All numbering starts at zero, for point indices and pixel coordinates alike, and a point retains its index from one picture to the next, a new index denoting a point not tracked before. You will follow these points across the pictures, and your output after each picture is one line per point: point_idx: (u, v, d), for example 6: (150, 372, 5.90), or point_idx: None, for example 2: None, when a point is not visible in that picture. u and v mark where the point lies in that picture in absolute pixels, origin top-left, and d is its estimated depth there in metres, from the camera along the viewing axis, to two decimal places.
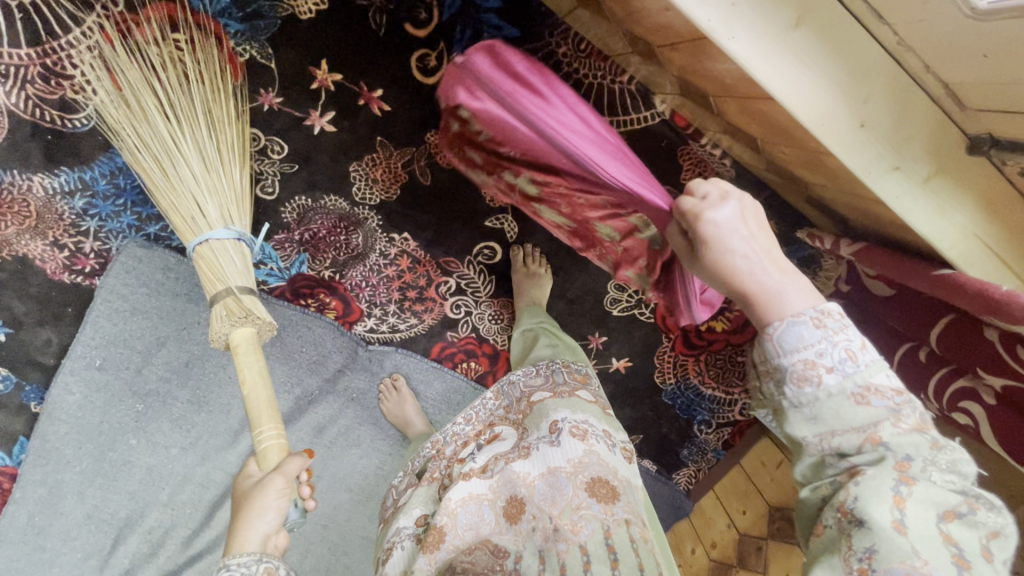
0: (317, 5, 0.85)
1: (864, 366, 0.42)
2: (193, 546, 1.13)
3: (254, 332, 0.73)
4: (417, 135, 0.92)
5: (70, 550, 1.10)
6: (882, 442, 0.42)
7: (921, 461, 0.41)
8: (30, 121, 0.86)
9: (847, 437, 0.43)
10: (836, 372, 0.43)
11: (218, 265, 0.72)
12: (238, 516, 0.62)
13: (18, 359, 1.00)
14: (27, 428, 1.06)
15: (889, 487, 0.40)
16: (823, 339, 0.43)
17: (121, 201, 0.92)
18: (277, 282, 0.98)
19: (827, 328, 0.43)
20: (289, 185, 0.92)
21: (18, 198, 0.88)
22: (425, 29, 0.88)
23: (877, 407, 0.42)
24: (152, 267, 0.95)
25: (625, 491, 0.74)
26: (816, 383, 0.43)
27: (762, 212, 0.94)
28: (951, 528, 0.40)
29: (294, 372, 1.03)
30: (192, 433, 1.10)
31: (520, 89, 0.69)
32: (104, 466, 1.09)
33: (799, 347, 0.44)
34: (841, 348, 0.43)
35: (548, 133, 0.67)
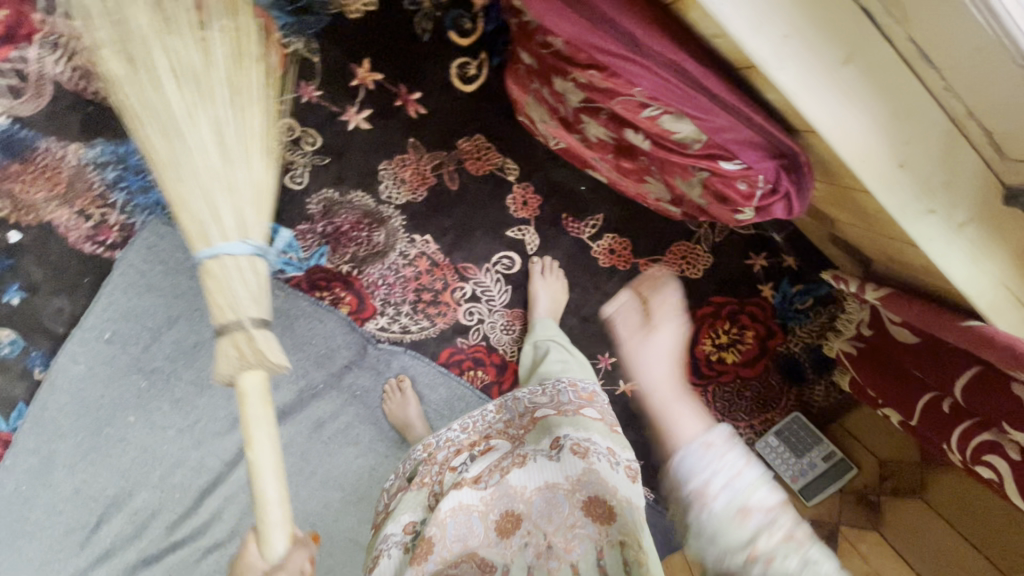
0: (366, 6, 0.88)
1: (744, 485, 0.50)
2: (176, 532, 1.12)
3: (264, 375, 0.68)
4: (450, 140, 0.92)
5: (53, 524, 1.09)
6: (758, 557, 0.47)
7: (778, 553, 0.47)
8: (74, 92, 0.87)
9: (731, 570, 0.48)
10: (724, 493, 0.50)
11: (229, 291, 0.68)
12: None
13: (28, 325, 1.00)
14: (27, 394, 1.06)
15: None
16: (702, 461, 0.52)
17: (151, 176, 0.92)
18: (294, 272, 0.99)
19: (708, 457, 0.53)
20: (317, 178, 0.93)
21: (51, 164, 0.89)
22: (467, 39, 0.91)
23: (752, 523, 0.49)
24: (173, 245, 0.96)
25: (624, 512, 0.72)
26: (706, 503, 0.51)
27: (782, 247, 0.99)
28: None
29: (300, 363, 1.03)
30: (191, 416, 1.09)
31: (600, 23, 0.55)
32: (99, 441, 1.09)
33: (691, 476, 0.52)
34: (723, 473, 0.51)
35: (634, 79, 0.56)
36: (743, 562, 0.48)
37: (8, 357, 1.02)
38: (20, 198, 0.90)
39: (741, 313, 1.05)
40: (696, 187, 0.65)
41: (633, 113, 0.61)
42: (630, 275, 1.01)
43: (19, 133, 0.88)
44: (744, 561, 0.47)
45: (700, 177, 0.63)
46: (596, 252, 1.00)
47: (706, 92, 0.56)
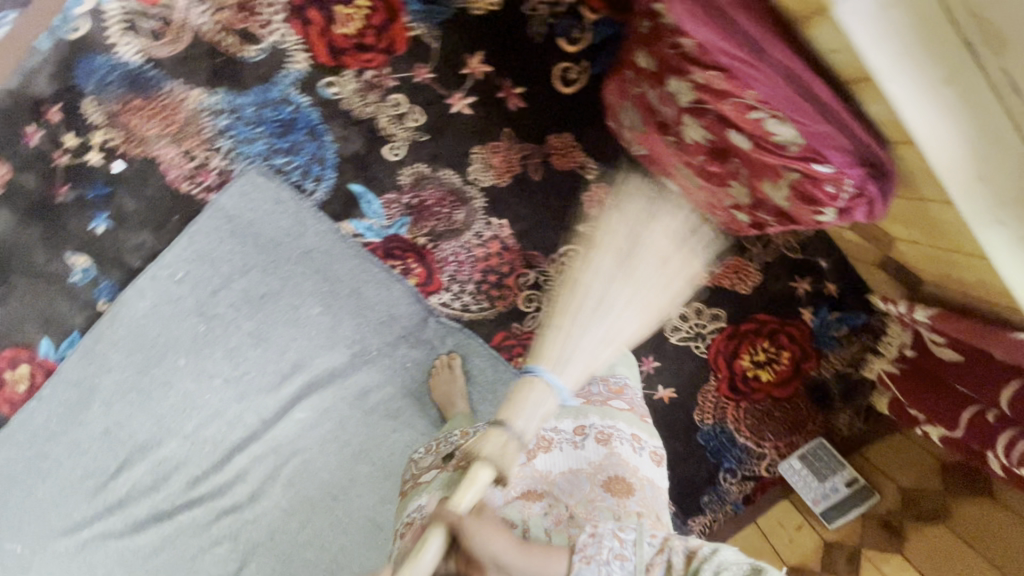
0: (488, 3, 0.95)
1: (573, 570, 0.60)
2: (197, 488, 1.12)
3: (485, 481, 0.63)
4: (542, 134, 0.99)
5: (75, 464, 1.10)
6: None
7: None
8: (210, 42, 0.95)
9: None
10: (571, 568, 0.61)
11: (526, 404, 0.68)
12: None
13: (106, 255, 1.03)
14: (85, 324, 1.07)
15: None
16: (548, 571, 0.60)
17: (260, 129, 0.97)
18: (372, 238, 1.04)
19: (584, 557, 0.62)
20: (413, 152, 1.00)
21: (172, 104, 0.95)
22: (575, 47, 0.95)
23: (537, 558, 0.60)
24: (264, 197, 1.00)
25: (642, 488, 0.77)
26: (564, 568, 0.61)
27: (827, 273, 1.09)
28: None
29: (360, 328, 1.09)
30: (240, 367, 1.10)
31: (728, 36, 0.65)
32: (144, 381, 1.10)
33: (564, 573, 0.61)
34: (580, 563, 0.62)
35: (750, 82, 0.65)
36: None
37: (76, 284, 1.04)
38: (133, 131, 0.96)
39: (780, 334, 1.11)
40: (783, 189, 0.73)
41: (740, 111, 0.68)
42: (683, 284, 1.09)
43: (148, 72, 0.94)
44: None
45: (790, 178, 0.71)
46: None
47: (813, 99, 0.65)
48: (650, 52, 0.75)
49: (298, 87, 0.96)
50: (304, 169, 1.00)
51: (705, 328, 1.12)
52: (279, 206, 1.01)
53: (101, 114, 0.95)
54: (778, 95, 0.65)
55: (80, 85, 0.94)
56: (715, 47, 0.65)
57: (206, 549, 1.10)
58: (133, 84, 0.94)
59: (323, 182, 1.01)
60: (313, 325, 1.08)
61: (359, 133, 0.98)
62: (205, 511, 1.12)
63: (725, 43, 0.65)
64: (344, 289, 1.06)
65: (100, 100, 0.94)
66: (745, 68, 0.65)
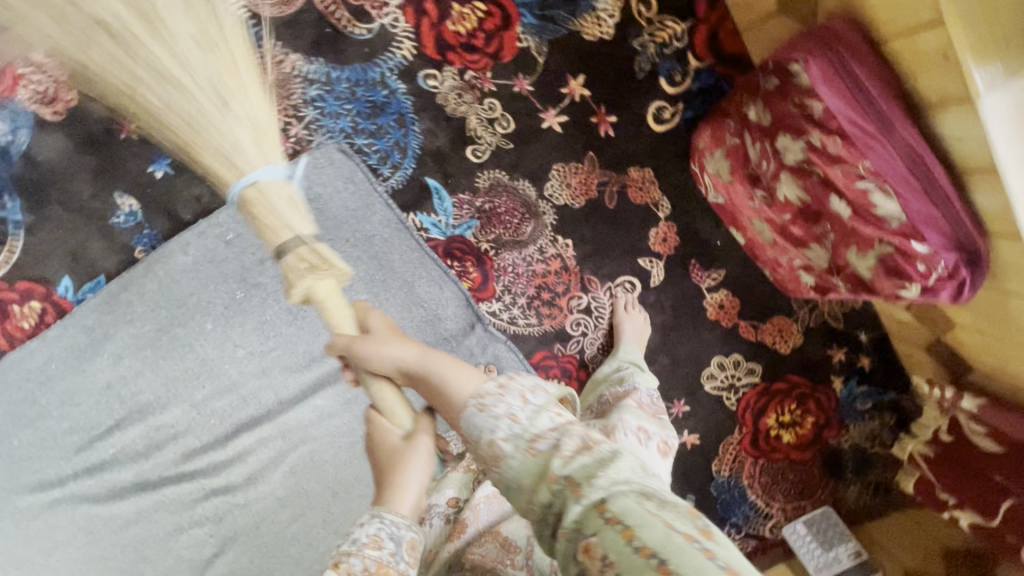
0: (602, 33, 0.96)
1: (524, 415, 0.49)
2: (190, 463, 1.05)
3: (332, 281, 0.79)
4: (623, 165, 1.01)
5: (63, 416, 1.02)
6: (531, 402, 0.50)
7: (533, 417, 0.49)
8: (321, 12, 0.94)
9: (541, 420, 0.49)
10: (508, 430, 0.48)
11: (270, 207, 0.78)
12: (391, 471, 0.56)
13: (158, 201, 0.98)
14: (116, 268, 1.01)
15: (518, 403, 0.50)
16: (500, 398, 0.50)
17: (349, 107, 0.96)
18: (436, 235, 1.02)
19: (500, 394, 0.50)
20: (496, 158, 1.00)
21: (267, 64, 0.93)
22: (675, 88, 0.98)
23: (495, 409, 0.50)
24: (337, 172, 0.96)
25: None
26: (507, 416, 0.49)
27: (864, 347, 1.13)
28: (524, 432, 0.49)
29: (401, 323, 0.99)
30: (268, 342, 1.05)
31: (857, 106, 0.69)
32: (161, 340, 1.03)
33: (478, 425, 0.49)
34: (506, 407, 0.50)
35: (871, 151, 0.69)
36: (535, 427, 0.49)
37: (118, 224, 0.99)
38: None
39: (807, 398, 1.14)
40: (867, 259, 0.75)
41: (849, 178, 0.71)
42: (729, 334, 1.11)
43: None
44: (543, 418, 0.49)
45: (880, 250, 0.73)
46: (707, 303, 1.09)
47: (926, 179, 0.68)
48: (767, 108, 0.78)
49: (398, 72, 0.95)
50: (384, 155, 0.98)
51: (740, 381, 1.12)
52: (350, 184, 0.97)
53: None
54: (892, 169, 0.69)
55: None
56: (843, 113, 0.69)
57: (189, 528, 1.04)
58: None
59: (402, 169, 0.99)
60: None
61: (447, 128, 0.98)
62: (193, 489, 1.05)
63: (853, 111, 0.69)
64: (396, 280, 1.01)
65: None
66: (869, 138, 0.69)
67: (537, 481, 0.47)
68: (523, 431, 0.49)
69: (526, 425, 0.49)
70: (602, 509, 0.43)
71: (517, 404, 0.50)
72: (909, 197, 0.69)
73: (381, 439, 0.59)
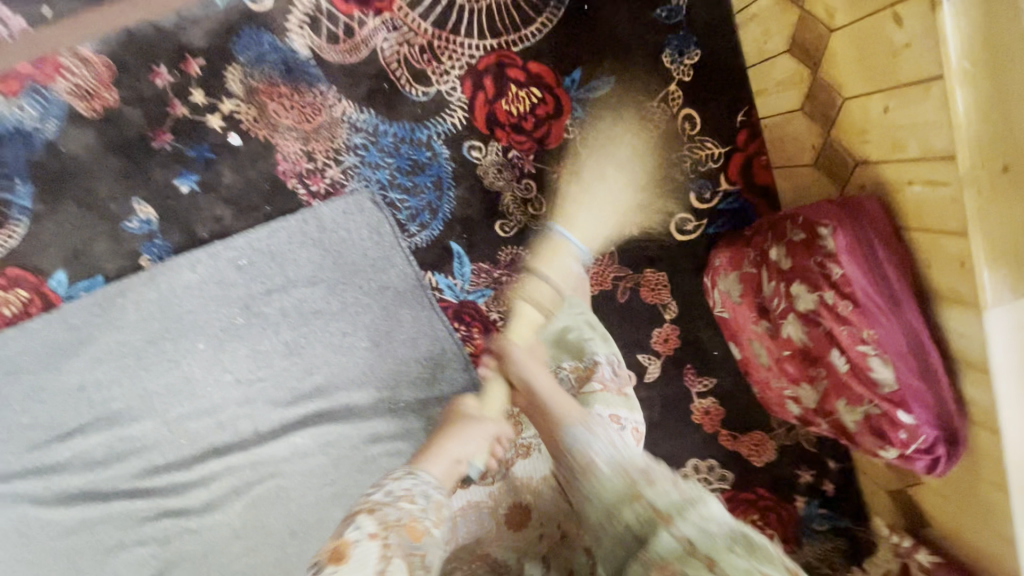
0: (645, 139, 0.98)
1: (614, 446, 0.60)
2: (152, 479, 1.01)
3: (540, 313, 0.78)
4: (641, 265, 1.03)
5: (32, 411, 0.98)
6: (610, 443, 0.60)
7: (622, 453, 0.59)
8: (382, 66, 0.93)
9: (609, 438, 0.61)
10: (603, 453, 0.58)
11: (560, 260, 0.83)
12: (434, 442, 0.69)
13: (175, 214, 0.96)
14: (116, 272, 0.98)
15: (612, 440, 0.61)
16: (595, 436, 0.61)
17: (390, 161, 0.96)
18: (449, 296, 1.03)
19: (600, 440, 0.61)
20: (522, 236, 1.01)
21: (317, 105, 0.93)
22: (703, 205, 0.99)
23: (602, 448, 0.60)
24: (365, 221, 0.98)
25: None
26: (606, 440, 0.61)
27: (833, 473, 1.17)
28: (602, 454, 0.58)
29: (397, 375, 1.04)
30: (258, 371, 1.03)
31: (872, 280, 0.73)
32: (148, 350, 1.00)
33: (580, 446, 0.60)
34: (605, 443, 0.60)
35: (877, 325, 0.73)
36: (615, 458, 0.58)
37: (129, 231, 0.96)
38: (266, 113, 0.93)
39: (769, 511, 1.14)
40: (853, 413, 0.78)
41: (852, 343, 0.75)
42: (709, 440, 1.13)
43: (308, 66, 0.92)
44: (613, 445, 0.60)
45: (866, 410, 0.77)
46: (694, 406, 1.12)
47: (920, 359, 0.73)
48: (789, 256, 0.80)
49: (445, 138, 0.96)
50: (414, 212, 0.99)
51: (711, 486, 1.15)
52: (377, 234, 0.99)
53: (241, 86, 0.92)
54: (892, 344, 0.73)
55: (235, 51, 0.91)
56: (858, 284, 0.73)
57: (131, 546, 0.99)
58: (287, 72, 0.92)
59: (428, 229, 1.00)
60: (355, 355, 1.03)
61: (481, 201, 0.99)
62: (146, 507, 1.00)
63: (867, 284, 0.73)
64: (403, 331, 1.03)
65: (248, 72, 0.91)
66: (877, 312, 0.73)
67: (621, 492, 0.54)
68: (616, 455, 0.59)
69: (623, 457, 0.58)
70: (688, 540, 0.48)
71: (610, 441, 0.61)
72: (904, 373, 0.73)
73: (465, 409, 0.76)
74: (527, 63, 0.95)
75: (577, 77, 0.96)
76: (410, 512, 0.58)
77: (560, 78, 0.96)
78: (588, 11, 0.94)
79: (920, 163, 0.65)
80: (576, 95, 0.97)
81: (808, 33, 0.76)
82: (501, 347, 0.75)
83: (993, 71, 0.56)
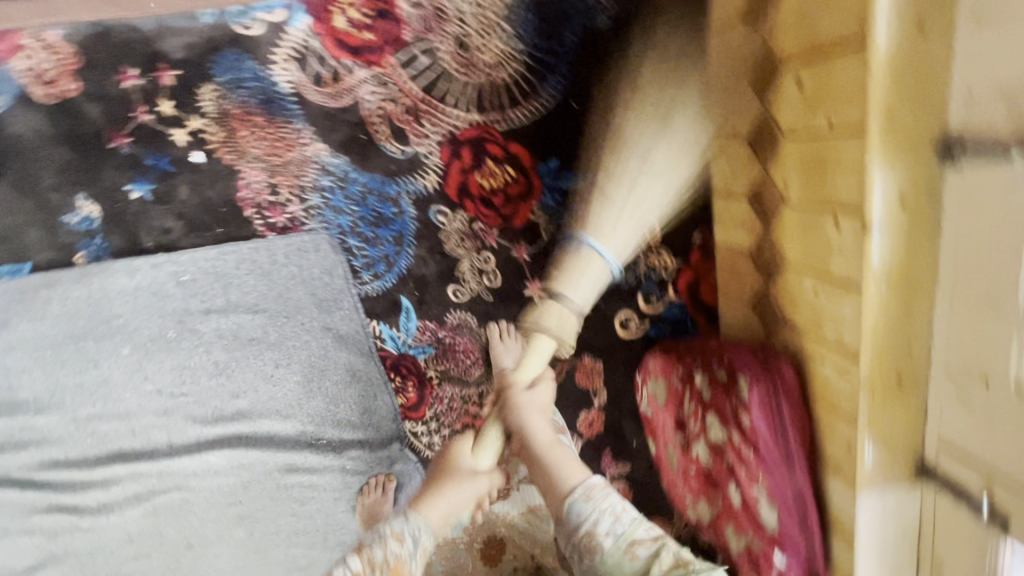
0: None
1: (626, 524, 0.77)
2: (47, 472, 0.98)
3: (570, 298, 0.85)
4: (581, 351, 1.04)
5: None
6: (627, 508, 0.79)
7: (637, 527, 0.77)
8: (362, 116, 0.93)
9: (629, 518, 0.78)
10: (612, 535, 0.77)
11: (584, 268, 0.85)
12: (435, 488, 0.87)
13: (122, 217, 0.95)
14: (47, 260, 0.96)
15: (638, 525, 0.77)
16: (593, 506, 0.79)
17: (354, 209, 0.97)
18: (390, 347, 1.04)
19: (592, 497, 0.80)
20: (471, 303, 1.02)
21: (290, 141, 0.93)
22: (648, 308, 1.03)
23: (637, 533, 0.77)
24: (319, 261, 0.98)
25: None
26: (616, 517, 0.78)
27: None
28: (642, 538, 0.77)
29: (323, 413, 1.04)
30: (180, 385, 1.00)
31: (772, 436, 0.77)
32: (65, 345, 0.96)
33: (585, 516, 0.79)
34: (613, 515, 0.78)
35: (769, 477, 0.77)
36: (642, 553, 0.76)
37: (70, 223, 0.94)
38: (238, 139, 0.92)
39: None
40: (743, 545, 0.84)
41: (746, 485, 0.79)
42: None
43: (287, 101, 0.92)
44: (648, 536, 0.77)
45: (750, 544, 0.82)
46: None
47: (804, 514, 0.77)
48: (709, 391, 0.85)
49: (414, 197, 0.97)
50: (370, 261, 1.00)
51: None
52: (327, 275, 0.99)
53: (214, 106, 0.91)
54: (779, 495, 0.78)
55: (214, 71, 0.90)
56: (759, 436, 0.77)
57: (14, 535, 0.96)
58: (266, 103, 0.91)
59: (382, 279, 1.01)
60: (283, 386, 1.03)
61: (437, 262, 1.00)
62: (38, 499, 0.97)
63: (768, 438, 0.77)
64: (336, 372, 1.03)
65: (223, 94, 0.91)
66: (771, 467, 0.77)
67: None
68: (621, 538, 0.77)
69: (622, 533, 0.77)
70: None
71: (637, 523, 0.78)
72: (787, 524, 0.77)
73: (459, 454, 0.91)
74: (507, 143, 0.96)
75: (554, 164, 0.97)
76: (398, 554, 0.80)
77: (536, 164, 0.97)
78: (574, 108, 0.96)
79: (830, 347, 0.70)
80: (548, 180, 0.98)
81: (763, 189, 0.80)
82: (506, 384, 0.87)
83: (899, 293, 0.62)
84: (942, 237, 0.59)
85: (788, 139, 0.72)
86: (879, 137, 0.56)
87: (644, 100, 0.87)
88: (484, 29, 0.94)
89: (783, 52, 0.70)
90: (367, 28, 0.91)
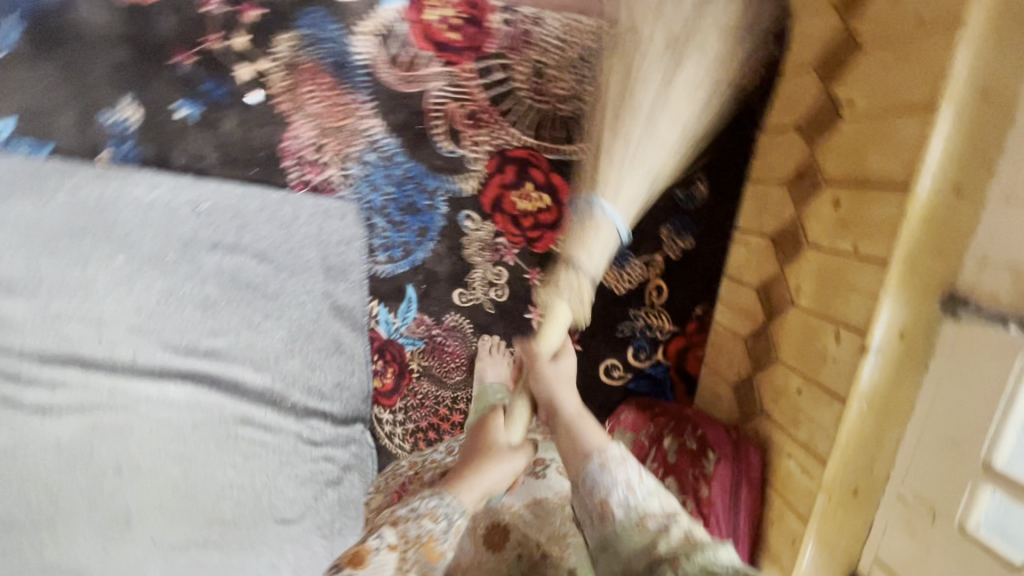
0: (616, 287, 1.04)
1: (638, 496, 0.68)
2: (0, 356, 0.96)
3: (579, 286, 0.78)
4: None
5: None
6: (644, 480, 0.69)
7: (649, 498, 0.68)
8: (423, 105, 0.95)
9: (659, 502, 0.68)
10: (623, 503, 0.68)
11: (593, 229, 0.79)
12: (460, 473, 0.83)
13: (160, 130, 0.94)
14: (68, 147, 0.94)
15: (649, 482, 0.70)
16: (622, 484, 0.69)
17: (389, 190, 0.98)
18: (381, 330, 1.05)
19: (632, 482, 0.69)
20: (471, 311, 1.04)
21: (348, 108, 0.94)
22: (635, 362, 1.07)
23: (653, 508, 0.67)
24: (339, 229, 0.99)
25: None
26: (637, 485, 0.69)
27: None
28: (647, 511, 0.67)
29: (297, 375, 1.04)
30: (164, 308, 0.99)
31: (722, 514, 0.81)
32: (59, 236, 0.94)
33: (606, 486, 0.70)
34: (627, 488, 0.69)
35: None
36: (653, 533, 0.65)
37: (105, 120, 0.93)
38: (301, 94, 0.94)
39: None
40: None
41: None
42: None
43: (358, 72, 0.94)
44: (658, 507, 0.67)
45: None
46: None
47: None
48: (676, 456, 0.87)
49: (449, 195, 0.99)
50: (387, 243, 1.01)
51: None
52: (344, 245, 1.00)
53: (288, 56, 0.93)
54: None
55: (298, 25, 0.92)
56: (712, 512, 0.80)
57: None
58: (338, 69, 0.93)
59: (394, 264, 1.02)
60: (266, 339, 1.02)
61: (452, 263, 1.02)
62: None
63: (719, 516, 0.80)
64: (323, 339, 1.03)
65: (300, 47, 0.92)
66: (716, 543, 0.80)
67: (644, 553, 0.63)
68: (633, 508, 0.67)
69: (636, 502, 0.68)
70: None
71: (653, 496, 0.69)
72: None
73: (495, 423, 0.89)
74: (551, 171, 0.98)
75: None
76: (432, 531, 0.76)
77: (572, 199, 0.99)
78: None
79: (800, 448, 0.75)
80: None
81: (775, 286, 0.85)
82: (532, 356, 0.83)
83: (874, 418, 0.67)
84: (923, 376, 0.65)
85: (811, 249, 0.77)
86: (895, 278, 0.62)
87: (685, 43, 0.81)
88: (563, 63, 0.93)
89: (829, 174, 0.75)
90: (456, 31, 0.93)
